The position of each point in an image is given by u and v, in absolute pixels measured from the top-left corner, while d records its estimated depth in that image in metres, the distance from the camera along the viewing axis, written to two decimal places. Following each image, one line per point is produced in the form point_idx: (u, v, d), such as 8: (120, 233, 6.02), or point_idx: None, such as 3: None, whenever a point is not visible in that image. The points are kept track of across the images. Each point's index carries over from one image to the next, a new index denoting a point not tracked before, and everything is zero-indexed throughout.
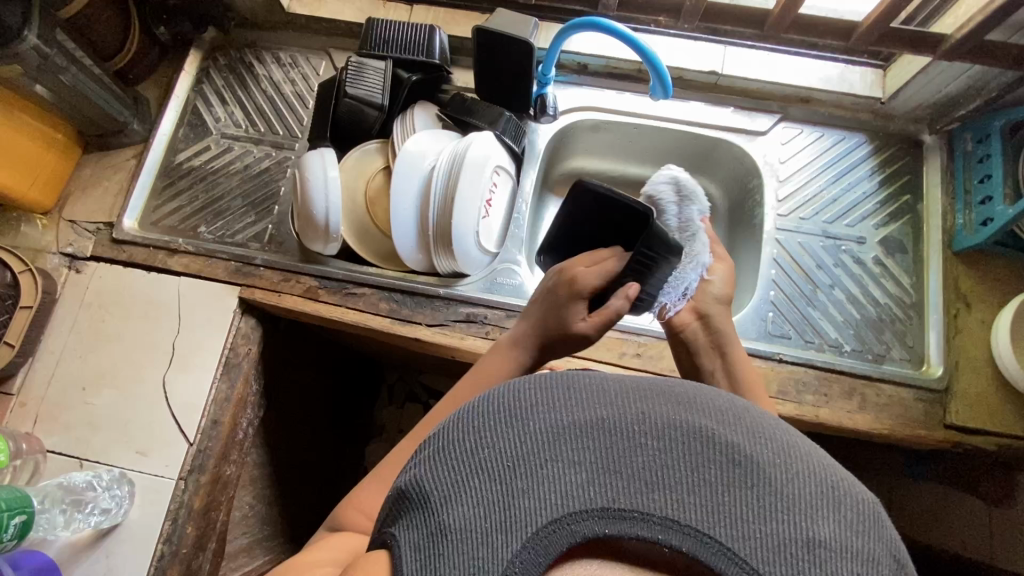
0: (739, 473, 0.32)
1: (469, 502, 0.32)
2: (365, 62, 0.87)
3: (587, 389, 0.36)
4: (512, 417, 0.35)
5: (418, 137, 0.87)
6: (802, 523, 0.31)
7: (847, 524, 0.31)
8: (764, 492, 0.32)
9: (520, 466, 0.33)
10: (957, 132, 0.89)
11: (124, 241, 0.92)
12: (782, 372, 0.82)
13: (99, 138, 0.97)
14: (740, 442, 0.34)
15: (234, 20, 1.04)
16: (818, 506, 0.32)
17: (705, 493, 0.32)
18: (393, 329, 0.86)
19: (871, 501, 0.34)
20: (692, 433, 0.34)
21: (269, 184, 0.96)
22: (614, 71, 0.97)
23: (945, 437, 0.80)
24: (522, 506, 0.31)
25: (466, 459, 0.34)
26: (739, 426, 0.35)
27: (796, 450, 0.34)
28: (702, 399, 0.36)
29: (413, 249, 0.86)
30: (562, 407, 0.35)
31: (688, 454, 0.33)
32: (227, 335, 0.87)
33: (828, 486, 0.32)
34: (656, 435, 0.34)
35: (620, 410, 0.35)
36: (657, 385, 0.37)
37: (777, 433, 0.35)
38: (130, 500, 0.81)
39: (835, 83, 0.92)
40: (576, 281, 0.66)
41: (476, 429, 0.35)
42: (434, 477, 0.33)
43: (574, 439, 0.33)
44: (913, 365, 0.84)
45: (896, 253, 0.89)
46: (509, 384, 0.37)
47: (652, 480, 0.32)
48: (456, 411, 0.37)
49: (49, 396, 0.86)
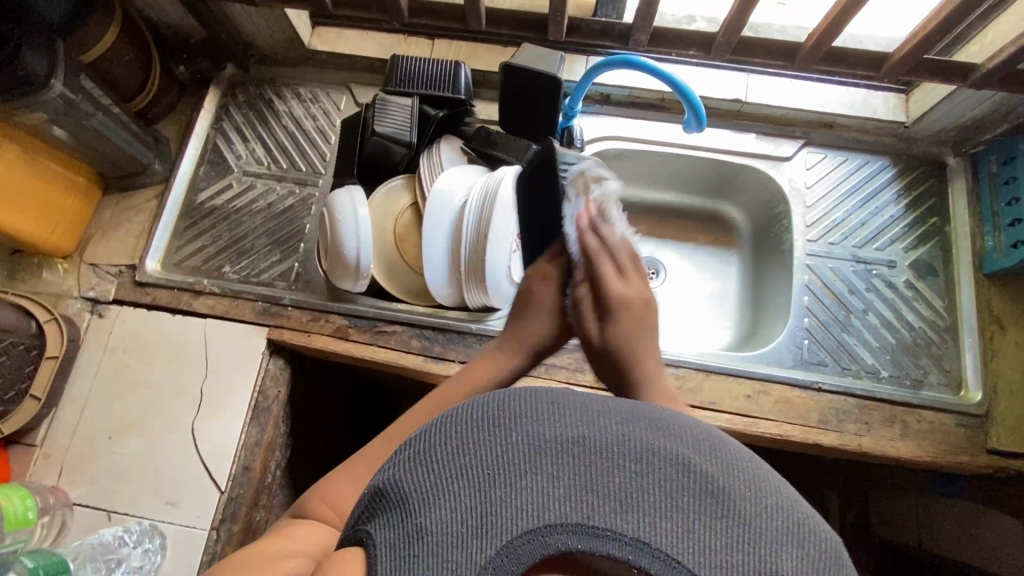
0: (708, 502, 0.36)
1: (447, 506, 0.34)
2: (390, 99, 0.86)
3: (572, 409, 0.40)
4: (501, 429, 0.38)
5: (447, 173, 0.86)
6: (765, 555, 0.34)
7: (807, 561, 0.34)
8: (730, 523, 0.35)
9: (506, 475, 0.36)
10: (980, 154, 0.90)
11: (148, 283, 0.91)
12: (822, 401, 0.81)
13: (120, 180, 0.96)
14: (712, 473, 0.37)
15: (253, 57, 1.04)
16: (782, 541, 0.35)
17: (673, 518, 0.35)
18: (426, 367, 0.85)
19: (835, 543, 0.37)
20: (667, 458, 0.38)
21: (293, 222, 0.95)
22: (636, 101, 0.97)
23: (989, 462, 0.79)
24: (507, 513, 0.34)
25: (451, 466, 0.37)
26: (710, 456, 0.39)
27: (763, 483, 0.38)
28: (670, 426, 0.40)
29: (445, 285, 0.85)
30: (549, 426, 0.38)
31: (661, 477, 0.36)
32: (256, 378, 0.86)
33: (794, 523, 0.36)
34: (631, 458, 0.37)
35: (603, 431, 0.38)
36: (638, 411, 0.41)
37: (742, 466, 0.39)
38: (162, 553, 0.79)
39: (858, 108, 0.93)
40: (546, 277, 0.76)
41: (465, 440, 0.38)
42: (415, 479, 0.37)
43: (557, 455, 0.37)
44: (951, 389, 0.83)
45: (926, 276, 0.89)
46: (504, 400, 0.41)
47: (625, 501, 0.35)
48: (445, 416, 0.41)
49: (74, 447, 0.84)
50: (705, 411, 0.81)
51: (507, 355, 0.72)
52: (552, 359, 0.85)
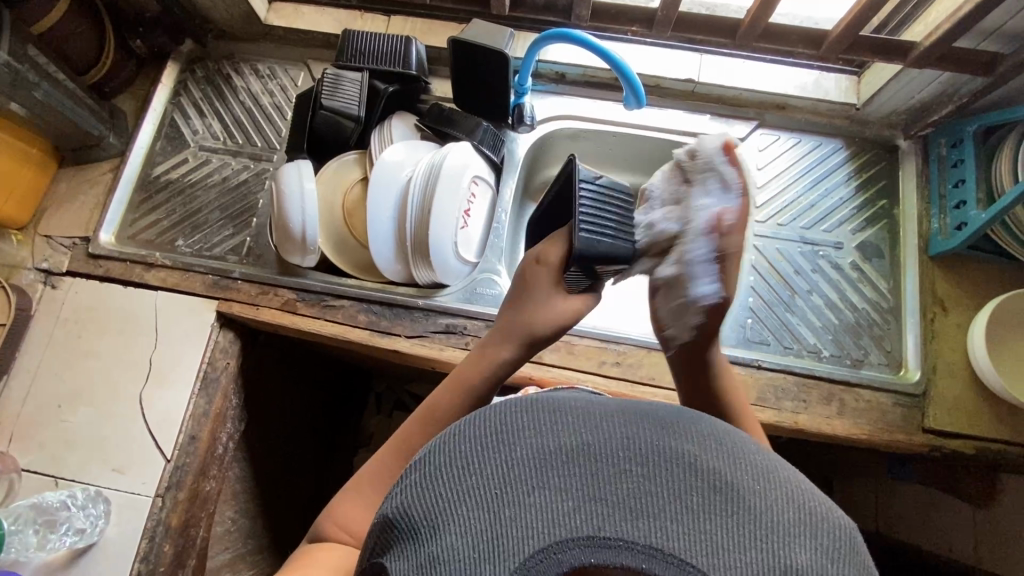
0: (718, 501, 0.33)
1: (461, 528, 0.32)
2: (341, 74, 0.87)
3: (576, 419, 0.37)
4: (505, 442, 0.35)
5: (395, 148, 0.87)
6: (777, 549, 0.31)
7: (822, 552, 0.32)
8: (744, 520, 0.32)
9: (512, 493, 0.33)
10: (931, 136, 0.90)
11: (101, 255, 0.92)
12: (762, 379, 0.82)
13: (75, 153, 0.97)
14: (720, 471, 0.35)
15: (212, 32, 1.04)
16: (795, 534, 0.32)
17: (686, 521, 0.32)
18: (372, 341, 0.85)
19: (848, 528, 0.35)
20: (677, 459, 0.35)
21: (247, 196, 0.96)
22: (591, 80, 0.97)
23: (924, 441, 0.80)
24: (513, 534, 0.31)
25: (458, 487, 0.34)
26: (721, 454, 0.36)
27: (775, 474, 0.35)
28: (679, 428, 0.37)
29: (391, 260, 0.86)
30: (548, 435, 0.35)
31: (670, 478, 0.33)
32: (205, 350, 0.87)
33: (804, 513, 0.34)
34: (639, 459, 0.34)
35: (606, 436, 0.35)
36: (639, 413, 0.38)
37: (760, 461, 0.36)
38: (107, 518, 0.80)
39: (810, 90, 0.93)
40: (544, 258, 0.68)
41: (469, 455, 0.35)
42: (423, 505, 0.34)
43: (562, 465, 0.34)
44: (891, 369, 0.84)
45: (873, 258, 0.89)
46: (497, 409, 0.38)
47: (638, 508, 0.32)
48: (444, 433, 0.38)
49: (24, 414, 0.85)
50: (646, 387, 0.82)
51: (497, 345, 0.66)
52: None
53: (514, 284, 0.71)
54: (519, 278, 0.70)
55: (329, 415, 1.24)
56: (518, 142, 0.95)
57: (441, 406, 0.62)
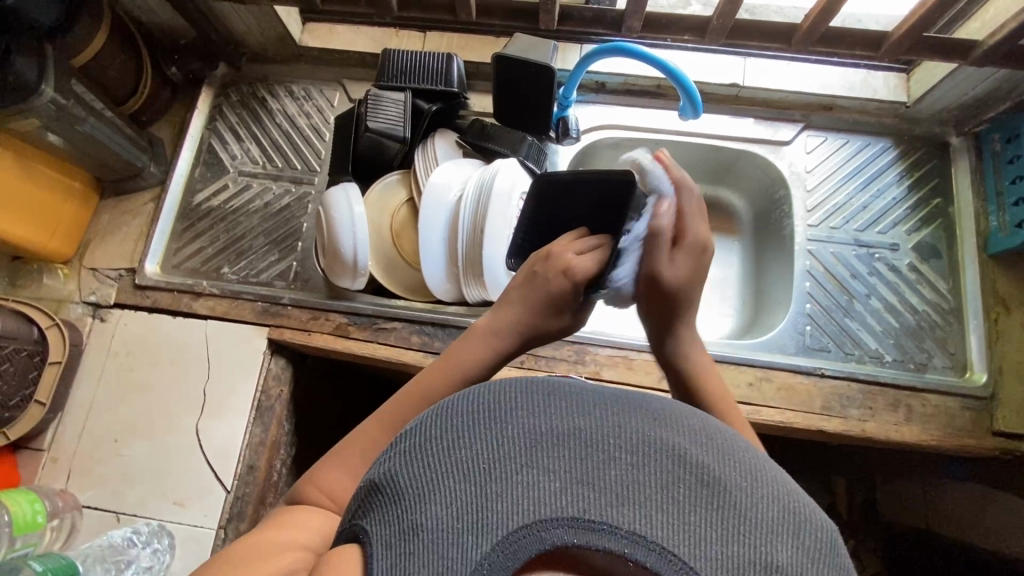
0: (708, 494, 0.28)
1: (441, 501, 0.28)
2: (383, 94, 0.86)
3: (570, 395, 0.32)
4: (493, 415, 0.31)
5: (443, 168, 0.86)
6: (767, 549, 0.26)
7: (805, 552, 0.27)
8: (730, 516, 0.27)
9: (496, 466, 0.29)
10: (984, 133, 0.88)
11: (147, 286, 0.91)
12: (826, 387, 0.81)
13: (116, 183, 0.96)
14: (716, 463, 0.29)
15: (245, 56, 1.03)
16: (779, 532, 0.27)
17: (674, 511, 0.27)
18: (426, 362, 0.84)
19: (829, 530, 0.30)
20: (673, 444, 0.30)
21: (290, 221, 0.95)
22: (632, 88, 0.96)
23: (996, 445, 0.78)
24: (493, 510, 0.27)
25: (442, 458, 0.30)
26: (715, 444, 0.31)
27: (765, 473, 0.30)
28: (680, 415, 0.32)
29: (443, 280, 0.85)
30: (540, 410, 0.31)
31: (661, 466, 0.28)
32: (259, 378, 0.86)
33: (789, 513, 0.28)
34: (632, 443, 0.29)
35: (598, 415, 0.31)
36: (635, 395, 0.33)
37: (754, 458, 0.31)
38: (171, 553, 0.79)
39: (859, 89, 0.91)
40: (571, 270, 0.58)
41: (456, 427, 0.31)
42: (410, 473, 0.31)
43: (553, 444, 0.29)
44: (955, 372, 0.83)
45: (930, 258, 0.88)
46: (493, 383, 0.34)
47: (627, 493, 0.28)
48: (437, 405, 0.35)
49: (81, 450, 0.85)
50: None
51: (497, 337, 0.60)
52: (552, 352, 0.84)
53: (524, 278, 0.61)
54: (531, 270, 0.61)
55: None
56: (561, 154, 0.94)
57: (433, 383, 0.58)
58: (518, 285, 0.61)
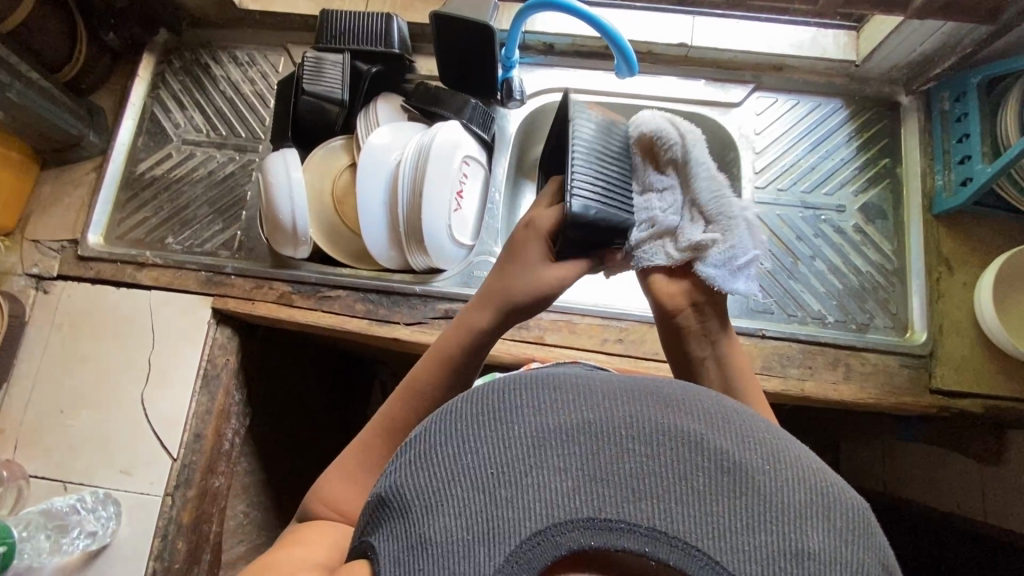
0: (727, 482, 0.29)
1: (450, 512, 0.29)
2: (323, 56, 0.84)
3: (576, 390, 0.32)
4: (497, 417, 0.31)
5: (381, 131, 0.85)
6: (791, 533, 0.28)
7: (836, 533, 0.29)
8: (752, 501, 0.29)
9: (506, 472, 0.29)
10: (933, 91, 0.87)
11: (90, 258, 0.90)
12: (766, 348, 0.81)
13: (56, 154, 0.94)
14: (730, 449, 0.30)
15: (186, 20, 1.01)
16: (806, 515, 0.29)
17: (693, 503, 0.29)
18: (371, 330, 0.84)
19: (860, 506, 0.31)
20: (685, 435, 0.31)
21: (234, 189, 0.94)
22: (580, 49, 0.94)
23: (932, 402, 0.79)
24: (507, 517, 0.28)
25: (448, 466, 0.30)
26: (728, 429, 0.32)
27: (784, 453, 0.31)
28: (687, 400, 0.33)
29: (386, 247, 0.85)
30: (546, 408, 0.31)
31: (676, 460, 0.30)
32: (204, 347, 0.86)
33: (816, 493, 0.30)
34: (643, 437, 0.30)
35: (607, 411, 0.31)
36: (641, 383, 0.34)
37: (769, 436, 0.32)
38: (117, 519, 0.80)
39: (808, 48, 0.90)
40: (536, 221, 0.61)
41: (459, 432, 0.31)
42: (416, 485, 0.30)
43: (561, 443, 0.30)
44: (897, 332, 0.83)
45: (877, 220, 0.87)
46: (496, 380, 0.34)
47: (640, 489, 0.29)
48: (440, 409, 0.34)
49: (26, 421, 0.85)
50: (648, 361, 0.81)
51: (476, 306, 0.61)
52: None
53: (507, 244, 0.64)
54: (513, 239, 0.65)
55: (334, 406, 1.24)
56: (510, 118, 0.92)
57: (421, 373, 0.59)
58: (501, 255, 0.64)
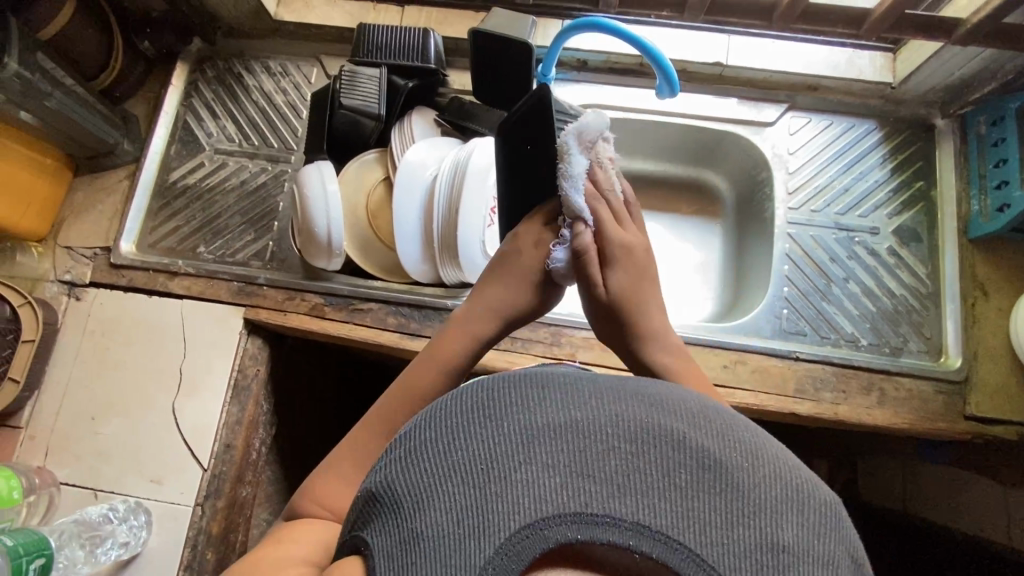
0: (709, 479, 0.28)
1: (439, 507, 0.28)
2: (359, 70, 0.85)
3: (563, 388, 0.32)
4: (488, 415, 0.31)
5: (417, 146, 0.85)
6: (767, 528, 0.27)
7: (809, 529, 0.28)
8: (732, 498, 0.28)
9: (493, 467, 0.28)
10: (970, 115, 0.86)
11: (123, 265, 0.90)
12: (799, 370, 0.81)
13: (90, 160, 0.95)
14: (712, 447, 0.29)
15: (221, 30, 1.01)
16: (782, 511, 0.28)
17: (676, 498, 0.28)
18: (403, 343, 0.84)
19: (834, 502, 0.30)
20: (670, 432, 0.30)
21: (267, 200, 0.94)
22: (614, 66, 0.94)
23: (967, 428, 0.78)
24: (495, 512, 0.27)
25: (439, 461, 0.30)
26: (710, 429, 0.31)
27: (763, 451, 0.30)
28: (670, 399, 0.32)
29: (419, 261, 0.84)
30: (535, 407, 0.31)
31: (659, 457, 0.29)
32: (235, 357, 0.86)
33: (792, 490, 0.29)
34: (629, 435, 0.29)
35: (593, 408, 0.30)
36: (626, 382, 0.33)
37: (748, 435, 0.31)
38: (148, 529, 0.81)
39: (844, 69, 0.90)
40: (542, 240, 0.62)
41: (450, 429, 0.31)
42: (407, 481, 0.30)
43: (550, 440, 0.29)
44: (931, 356, 0.82)
45: (910, 242, 0.87)
46: (486, 380, 0.34)
47: (625, 484, 0.28)
48: (429, 409, 0.34)
49: (58, 429, 0.85)
50: None
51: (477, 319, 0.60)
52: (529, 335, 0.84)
53: (497, 261, 0.63)
54: (503, 254, 0.63)
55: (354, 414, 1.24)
56: None
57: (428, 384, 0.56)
58: (489, 267, 0.64)
